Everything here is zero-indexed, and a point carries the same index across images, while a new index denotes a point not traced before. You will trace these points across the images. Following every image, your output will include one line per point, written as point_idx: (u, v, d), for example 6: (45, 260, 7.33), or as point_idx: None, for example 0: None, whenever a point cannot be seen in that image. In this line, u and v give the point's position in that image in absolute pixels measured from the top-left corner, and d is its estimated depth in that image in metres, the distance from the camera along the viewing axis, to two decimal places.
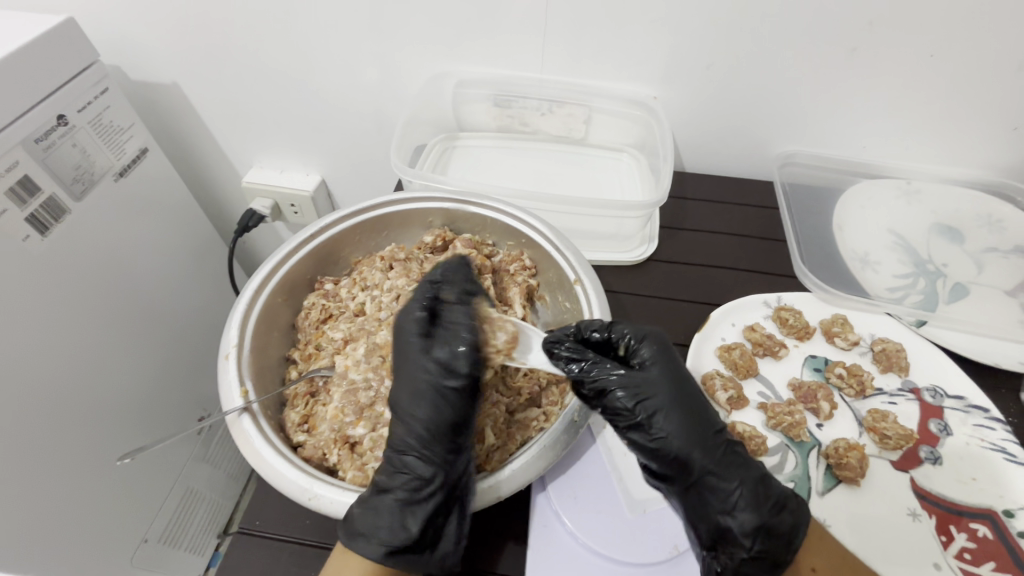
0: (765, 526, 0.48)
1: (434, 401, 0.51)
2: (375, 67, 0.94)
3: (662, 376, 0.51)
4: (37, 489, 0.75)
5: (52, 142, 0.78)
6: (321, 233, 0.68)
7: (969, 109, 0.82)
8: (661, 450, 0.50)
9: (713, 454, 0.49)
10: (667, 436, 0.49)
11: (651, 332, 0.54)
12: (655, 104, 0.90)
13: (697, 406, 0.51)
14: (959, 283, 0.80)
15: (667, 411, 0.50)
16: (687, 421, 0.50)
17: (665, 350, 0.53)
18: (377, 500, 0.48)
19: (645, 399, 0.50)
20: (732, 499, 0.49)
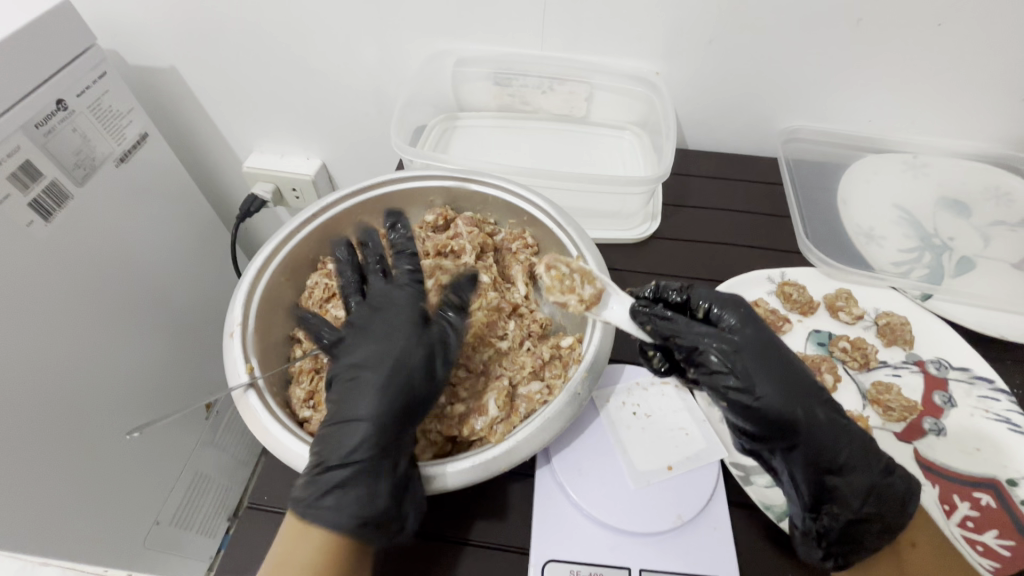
0: (867, 484, 0.50)
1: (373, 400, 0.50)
2: (373, 47, 0.92)
3: (752, 336, 0.51)
4: (50, 471, 0.76)
5: (52, 127, 0.78)
6: (323, 212, 0.68)
7: (974, 81, 0.81)
8: (767, 417, 0.49)
9: (817, 412, 0.50)
10: (770, 400, 0.49)
11: (728, 296, 0.55)
12: (657, 80, 0.89)
13: (791, 364, 0.51)
14: (965, 257, 0.79)
15: (764, 371, 0.49)
16: (786, 384, 0.49)
17: (747, 312, 0.53)
18: (331, 459, 0.48)
19: (741, 363, 0.50)
20: (840, 458, 0.50)
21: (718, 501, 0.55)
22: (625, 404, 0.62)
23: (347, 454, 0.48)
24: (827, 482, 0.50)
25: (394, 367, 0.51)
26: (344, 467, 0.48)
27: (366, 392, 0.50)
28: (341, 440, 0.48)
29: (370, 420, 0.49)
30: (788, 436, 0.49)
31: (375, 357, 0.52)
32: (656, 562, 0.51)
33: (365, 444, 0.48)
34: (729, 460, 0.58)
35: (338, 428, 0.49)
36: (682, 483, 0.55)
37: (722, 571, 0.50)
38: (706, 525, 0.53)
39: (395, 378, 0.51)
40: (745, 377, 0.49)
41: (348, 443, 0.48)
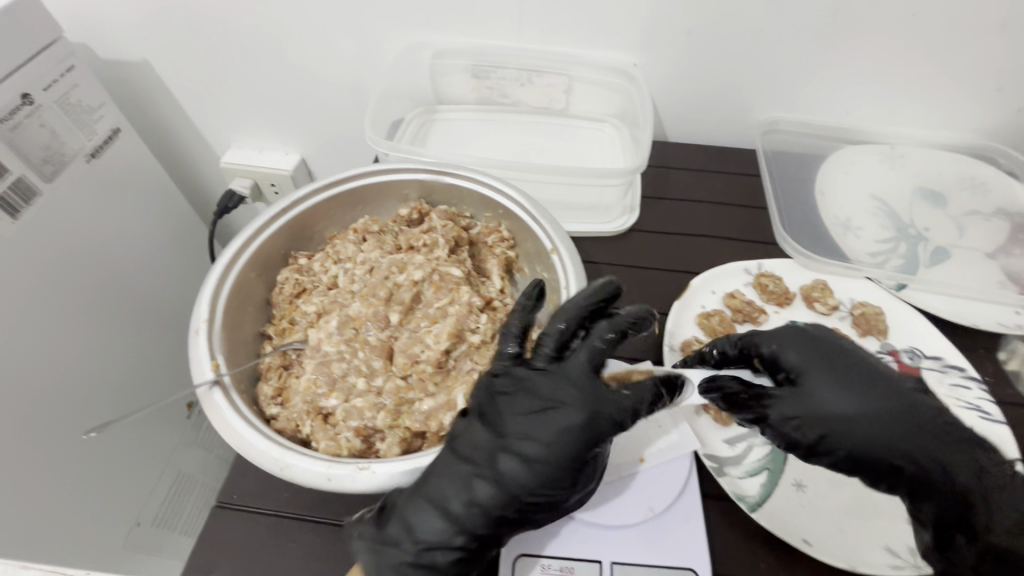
0: (1000, 514, 0.47)
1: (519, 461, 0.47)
2: (349, 39, 0.91)
3: (819, 378, 0.51)
4: (26, 474, 0.75)
5: (18, 122, 0.76)
6: (293, 207, 0.67)
7: (949, 71, 0.81)
8: (854, 462, 0.49)
9: (918, 444, 0.48)
10: (851, 444, 0.49)
11: (789, 338, 0.54)
12: (635, 72, 0.88)
13: (877, 396, 0.50)
14: (940, 247, 0.80)
15: (846, 424, 0.49)
16: (874, 426, 0.49)
17: (813, 352, 0.52)
18: (449, 533, 0.46)
19: (809, 415, 0.49)
20: (953, 483, 0.48)
21: (691, 493, 0.55)
22: None
23: (490, 519, 0.46)
24: (950, 516, 0.48)
25: (590, 421, 0.47)
26: (462, 541, 0.46)
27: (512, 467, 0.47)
28: (485, 502, 0.46)
29: (541, 479, 0.47)
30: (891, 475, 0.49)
31: (547, 416, 0.47)
32: (627, 554, 0.51)
33: (512, 502, 0.47)
34: (702, 453, 0.58)
35: (450, 492, 0.47)
36: (654, 475, 0.55)
37: (693, 563, 0.50)
38: (678, 516, 0.53)
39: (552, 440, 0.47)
40: (820, 428, 0.49)
41: (497, 500, 0.46)
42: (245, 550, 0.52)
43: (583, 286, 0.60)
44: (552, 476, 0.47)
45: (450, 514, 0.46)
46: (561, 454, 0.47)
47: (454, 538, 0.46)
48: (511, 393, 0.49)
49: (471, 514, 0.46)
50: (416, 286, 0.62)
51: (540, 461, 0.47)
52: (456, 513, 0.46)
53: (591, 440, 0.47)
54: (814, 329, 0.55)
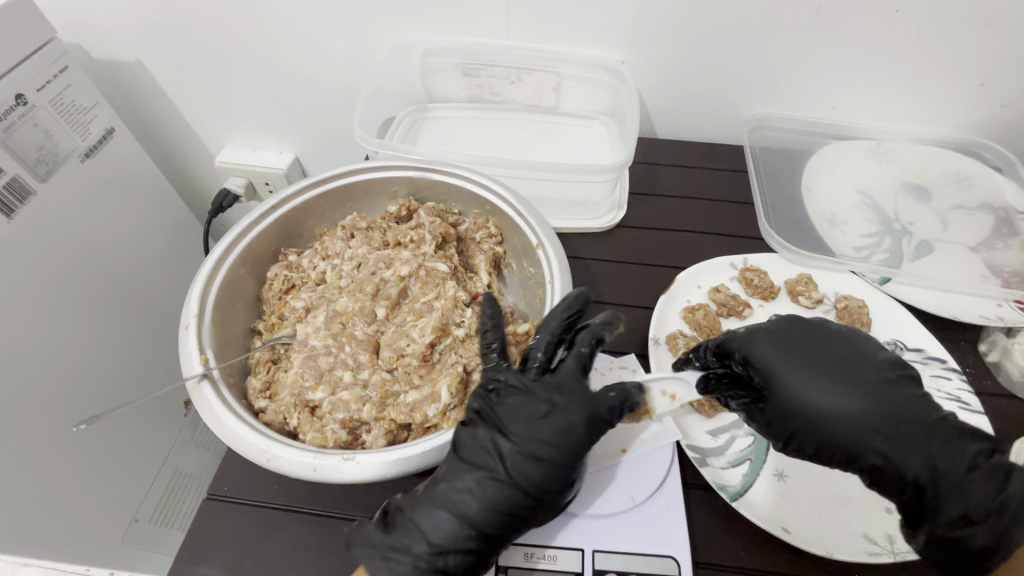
0: (959, 506, 0.47)
1: (478, 489, 0.48)
2: (340, 39, 0.92)
3: (785, 378, 0.53)
4: (25, 469, 0.76)
5: (10, 122, 0.76)
6: (283, 204, 0.68)
7: (933, 67, 0.82)
8: (826, 457, 0.52)
9: (882, 434, 0.50)
10: (821, 442, 0.51)
11: (757, 339, 0.56)
12: (623, 69, 0.89)
13: (840, 390, 0.52)
14: (924, 241, 0.80)
15: (807, 428, 0.51)
16: (835, 429, 0.51)
17: (779, 350, 0.55)
18: (460, 536, 0.47)
19: (778, 417, 0.53)
20: (907, 473, 0.49)
21: (671, 482, 0.56)
22: None
23: (501, 518, 0.48)
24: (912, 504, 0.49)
25: (590, 422, 0.50)
26: (473, 543, 0.47)
27: (477, 497, 0.48)
28: (497, 501, 0.48)
29: (551, 475, 0.49)
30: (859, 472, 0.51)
31: (550, 419, 0.50)
32: (608, 543, 0.52)
33: (523, 499, 0.48)
34: (685, 443, 0.59)
35: (427, 523, 0.47)
36: (635, 466, 0.57)
37: (673, 551, 0.51)
38: (659, 505, 0.54)
39: (509, 473, 0.49)
40: (789, 429, 0.52)
41: (511, 499, 0.48)
42: (235, 539, 0.54)
43: (567, 281, 0.61)
44: (561, 473, 0.49)
45: (464, 518, 0.47)
46: (567, 452, 0.49)
47: (465, 541, 0.47)
48: (518, 398, 0.52)
49: (483, 515, 0.47)
50: (402, 282, 0.63)
51: (547, 461, 0.49)
52: (467, 516, 0.47)
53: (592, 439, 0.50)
54: (786, 325, 0.57)
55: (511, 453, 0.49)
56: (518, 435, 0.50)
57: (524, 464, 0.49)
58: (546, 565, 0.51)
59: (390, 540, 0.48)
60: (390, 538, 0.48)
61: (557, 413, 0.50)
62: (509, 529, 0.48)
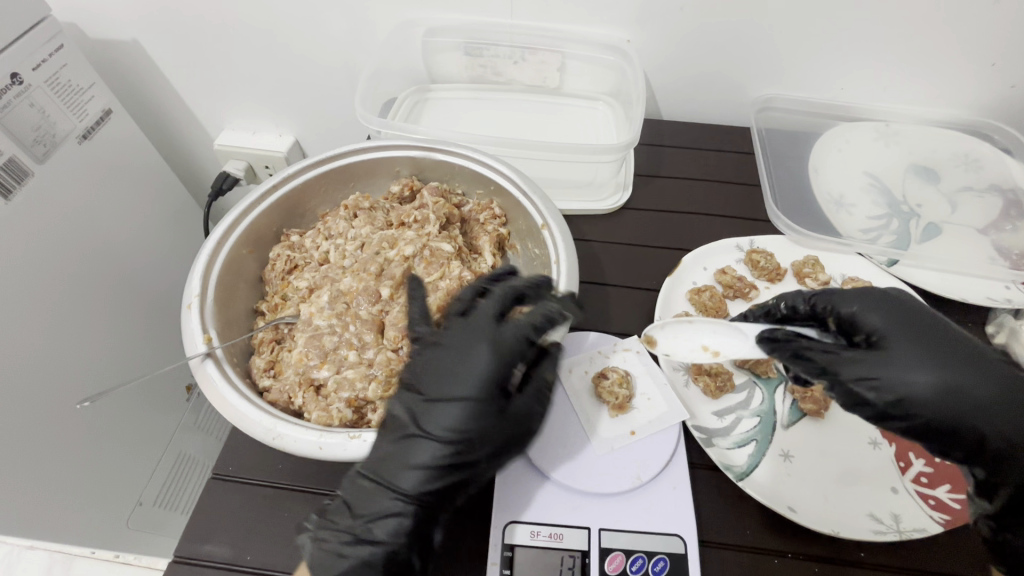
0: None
1: (393, 451, 0.48)
2: (340, 17, 0.90)
3: (902, 342, 0.50)
4: (28, 446, 0.76)
5: (7, 101, 0.75)
6: (284, 183, 0.67)
7: (944, 46, 0.81)
8: (938, 426, 0.48)
9: (992, 414, 0.47)
10: (934, 408, 0.47)
11: (871, 301, 0.53)
12: (628, 48, 0.87)
13: (956, 367, 0.48)
14: (932, 223, 0.80)
15: (924, 387, 0.47)
16: (951, 391, 0.47)
17: (898, 317, 0.51)
18: (387, 501, 0.47)
19: (886, 376, 0.48)
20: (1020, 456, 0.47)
21: (678, 462, 0.56)
22: (588, 372, 0.62)
23: (425, 474, 0.47)
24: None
25: (498, 350, 0.50)
26: (401, 505, 0.47)
27: (395, 459, 0.48)
28: (419, 457, 0.48)
29: (468, 414, 0.48)
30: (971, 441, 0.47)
31: (459, 357, 0.50)
32: (614, 520, 0.52)
33: (444, 448, 0.48)
34: (691, 424, 0.59)
35: (355, 495, 0.48)
36: (643, 447, 0.56)
37: (679, 529, 0.51)
38: (665, 484, 0.54)
39: (423, 428, 0.49)
40: (899, 391, 0.48)
41: (430, 453, 0.48)
42: (241, 519, 0.53)
43: (573, 260, 0.61)
44: (478, 408, 0.48)
45: (389, 484, 0.48)
46: (477, 391, 0.49)
47: (391, 506, 0.47)
48: (432, 351, 0.52)
49: (404, 477, 0.47)
50: (407, 261, 0.63)
51: (458, 403, 0.48)
52: (391, 482, 0.47)
53: (506, 364, 0.50)
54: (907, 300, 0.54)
55: (424, 409, 0.49)
56: (431, 386, 0.50)
57: (437, 413, 0.49)
58: (551, 542, 0.51)
59: (322, 522, 0.48)
60: (322, 521, 0.48)
61: (464, 350, 0.50)
62: (441, 482, 0.48)
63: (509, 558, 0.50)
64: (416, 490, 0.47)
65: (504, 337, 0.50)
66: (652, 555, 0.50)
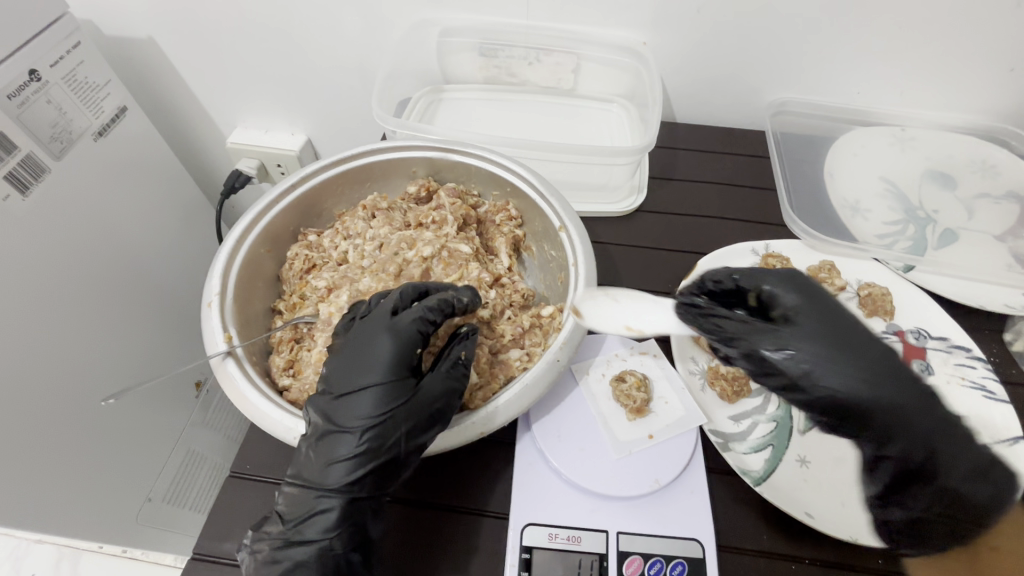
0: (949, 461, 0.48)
1: (313, 451, 0.48)
2: (356, 16, 0.90)
3: (814, 322, 0.52)
4: (40, 442, 0.77)
5: (25, 98, 0.76)
6: (302, 183, 0.67)
7: (962, 52, 0.80)
8: (849, 407, 0.49)
9: (892, 400, 0.49)
10: (846, 389, 0.49)
11: (790, 283, 0.55)
12: (644, 50, 0.87)
13: (854, 346, 0.51)
14: (948, 229, 0.79)
15: (835, 365, 0.50)
16: (854, 372, 0.50)
17: (814, 300, 0.53)
18: (314, 501, 0.48)
19: (801, 352, 0.50)
20: (901, 432, 0.49)
21: (696, 466, 0.56)
22: (605, 376, 0.62)
23: (345, 469, 0.47)
24: (911, 462, 0.49)
25: (397, 337, 0.51)
26: (328, 503, 0.47)
27: (316, 460, 0.48)
28: (339, 454, 0.47)
29: (380, 402, 0.48)
30: (867, 423, 0.50)
31: (363, 347, 0.51)
32: (632, 524, 0.52)
33: (362, 441, 0.48)
34: (709, 428, 0.58)
35: (285, 501, 0.49)
36: (662, 451, 0.56)
37: (696, 533, 0.52)
38: (682, 488, 0.54)
39: (336, 424, 0.48)
40: (810, 369, 0.50)
41: (345, 447, 0.48)
42: (259, 517, 0.54)
43: (592, 263, 0.61)
44: (388, 393, 0.49)
45: (312, 484, 0.48)
46: (383, 377, 0.49)
47: (320, 506, 0.47)
48: (342, 344, 0.52)
49: (327, 475, 0.48)
50: (425, 262, 0.63)
51: (366, 393, 0.49)
52: (317, 482, 0.48)
53: (405, 346, 0.51)
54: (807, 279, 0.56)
55: (336, 405, 0.49)
56: (341, 381, 0.50)
57: (349, 407, 0.49)
58: (568, 545, 0.51)
59: (258, 535, 0.48)
60: (258, 534, 0.48)
61: (366, 341, 0.51)
62: (364, 473, 0.47)
63: (527, 560, 0.50)
64: (342, 487, 0.47)
65: (400, 322, 0.52)
66: (670, 559, 0.50)
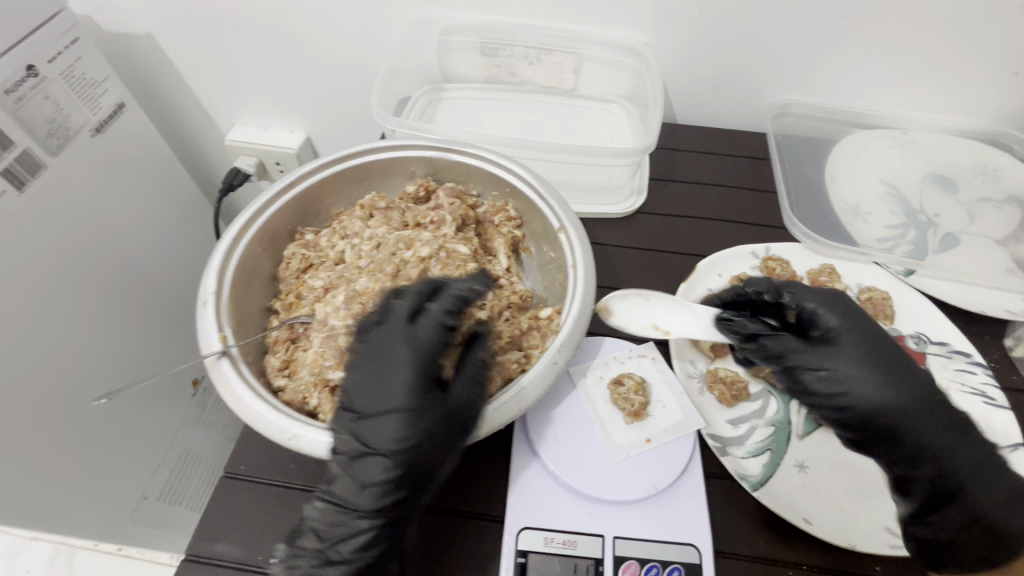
0: (985, 490, 0.49)
1: (347, 473, 0.48)
2: (356, 14, 0.90)
3: (852, 343, 0.53)
4: (34, 440, 0.76)
5: (22, 94, 0.75)
6: (300, 181, 0.67)
7: (967, 55, 0.80)
8: (876, 424, 0.51)
9: (921, 422, 0.50)
10: (875, 407, 0.51)
11: (825, 303, 0.56)
12: (645, 51, 0.87)
13: (895, 357, 0.54)
14: (949, 233, 0.79)
15: (865, 380, 0.52)
16: (884, 389, 0.51)
17: (852, 323, 0.55)
18: (350, 521, 0.47)
19: (835, 367, 0.53)
20: (918, 457, 0.50)
21: (693, 471, 0.55)
22: (603, 379, 0.62)
23: (382, 489, 0.47)
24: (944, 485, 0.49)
25: (415, 350, 0.50)
26: (366, 522, 0.47)
27: (352, 484, 0.47)
28: (371, 477, 0.47)
29: (406, 421, 0.48)
30: (890, 441, 0.51)
31: (380, 365, 0.50)
32: (628, 528, 0.52)
33: (398, 462, 0.47)
34: (706, 432, 0.58)
35: (326, 520, 0.48)
36: (660, 455, 0.56)
37: (694, 539, 0.51)
38: (680, 492, 0.54)
39: (368, 447, 0.48)
40: (844, 381, 0.52)
41: (379, 470, 0.47)
42: (251, 519, 0.53)
43: (590, 265, 0.60)
44: (415, 410, 0.48)
45: (347, 505, 0.48)
46: (411, 397, 0.49)
47: (357, 525, 0.47)
48: (364, 360, 0.51)
49: (361, 497, 0.47)
50: (423, 262, 0.62)
51: (398, 415, 0.48)
52: (353, 503, 0.47)
53: (425, 358, 0.50)
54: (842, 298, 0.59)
55: (362, 426, 0.48)
56: (367, 402, 0.49)
57: (375, 426, 0.48)
58: (564, 549, 0.51)
59: (293, 549, 0.48)
60: (292, 549, 0.48)
61: (383, 354, 0.51)
62: (399, 492, 0.48)
63: (522, 564, 0.50)
64: (381, 509, 0.47)
65: (418, 333, 0.51)
66: (666, 564, 0.50)
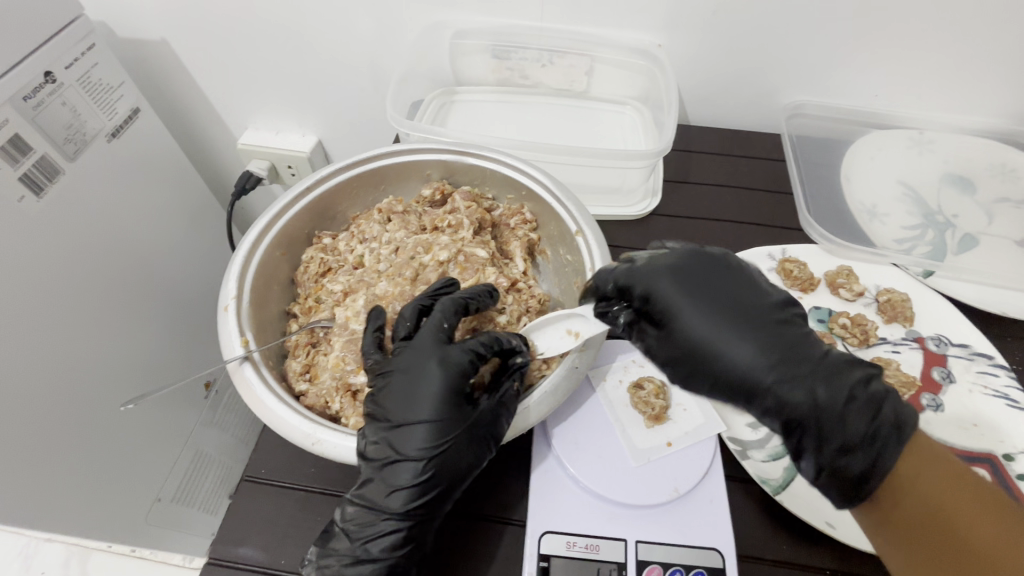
0: (866, 423, 0.45)
1: (379, 477, 0.48)
2: (369, 18, 0.90)
3: (688, 315, 0.50)
4: (46, 442, 0.76)
5: (41, 100, 0.76)
6: (317, 185, 0.67)
7: (985, 54, 0.79)
8: (749, 397, 0.49)
9: (787, 382, 0.48)
10: (735, 380, 0.49)
11: (658, 274, 0.53)
12: (658, 52, 0.87)
13: (733, 292, 0.52)
14: (968, 234, 0.78)
15: (713, 356, 0.49)
16: (734, 361, 0.49)
17: (688, 287, 0.51)
18: (378, 523, 0.48)
19: (680, 349, 0.51)
20: (805, 424, 0.47)
21: (715, 475, 0.55)
22: (622, 382, 0.62)
23: (411, 493, 0.48)
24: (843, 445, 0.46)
25: (446, 366, 0.50)
26: (393, 524, 0.48)
27: (382, 487, 0.48)
28: (402, 482, 0.48)
29: (436, 431, 0.48)
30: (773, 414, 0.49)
31: (412, 378, 0.50)
32: (650, 532, 0.52)
33: (430, 468, 0.48)
34: (726, 436, 0.58)
35: (356, 520, 0.49)
36: (681, 458, 0.55)
37: (717, 543, 0.51)
38: (701, 496, 0.54)
39: (402, 454, 0.48)
40: (696, 361, 0.50)
41: (409, 476, 0.48)
42: (273, 523, 0.53)
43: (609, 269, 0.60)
44: (446, 421, 0.48)
45: (376, 507, 0.48)
46: (443, 410, 0.49)
47: (384, 526, 0.48)
48: (392, 374, 0.51)
49: (391, 499, 0.48)
50: (442, 266, 0.62)
51: (429, 426, 0.48)
52: (384, 505, 0.48)
53: (459, 377, 0.50)
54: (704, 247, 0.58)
55: (396, 435, 0.48)
56: (399, 412, 0.49)
57: (408, 434, 0.48)
58: (587, 553, 0.51)
59: (324, 551, 0.49)
60: (323, 550, 0.49)
61: (416, 369, 0.50)
62: (429, 497, 0.48)
63: (543, 568, 0.50)
64: (410, 513, 0.48)
65: (452, 352, 0.50)
66: (689, 569, 0.50)
